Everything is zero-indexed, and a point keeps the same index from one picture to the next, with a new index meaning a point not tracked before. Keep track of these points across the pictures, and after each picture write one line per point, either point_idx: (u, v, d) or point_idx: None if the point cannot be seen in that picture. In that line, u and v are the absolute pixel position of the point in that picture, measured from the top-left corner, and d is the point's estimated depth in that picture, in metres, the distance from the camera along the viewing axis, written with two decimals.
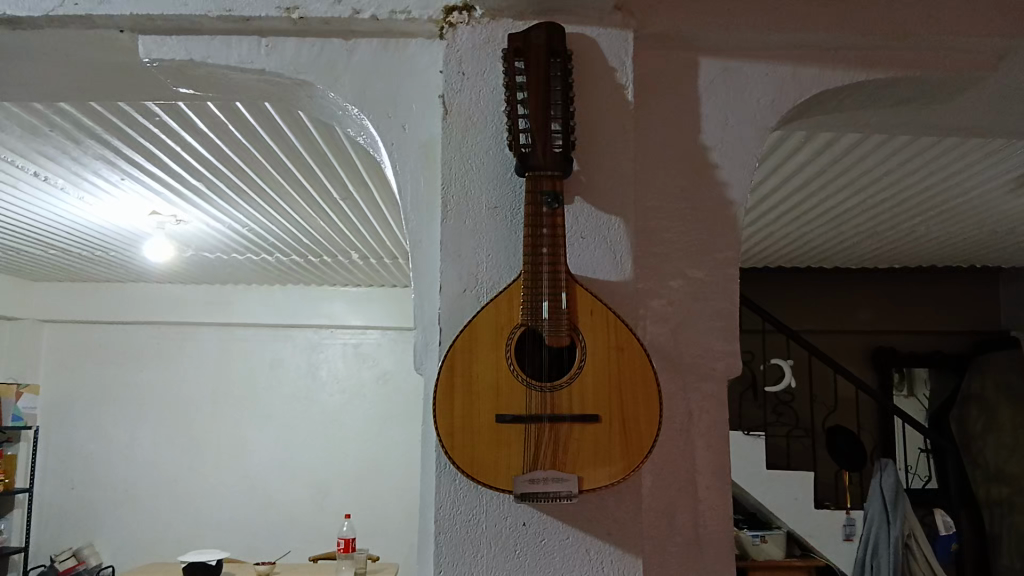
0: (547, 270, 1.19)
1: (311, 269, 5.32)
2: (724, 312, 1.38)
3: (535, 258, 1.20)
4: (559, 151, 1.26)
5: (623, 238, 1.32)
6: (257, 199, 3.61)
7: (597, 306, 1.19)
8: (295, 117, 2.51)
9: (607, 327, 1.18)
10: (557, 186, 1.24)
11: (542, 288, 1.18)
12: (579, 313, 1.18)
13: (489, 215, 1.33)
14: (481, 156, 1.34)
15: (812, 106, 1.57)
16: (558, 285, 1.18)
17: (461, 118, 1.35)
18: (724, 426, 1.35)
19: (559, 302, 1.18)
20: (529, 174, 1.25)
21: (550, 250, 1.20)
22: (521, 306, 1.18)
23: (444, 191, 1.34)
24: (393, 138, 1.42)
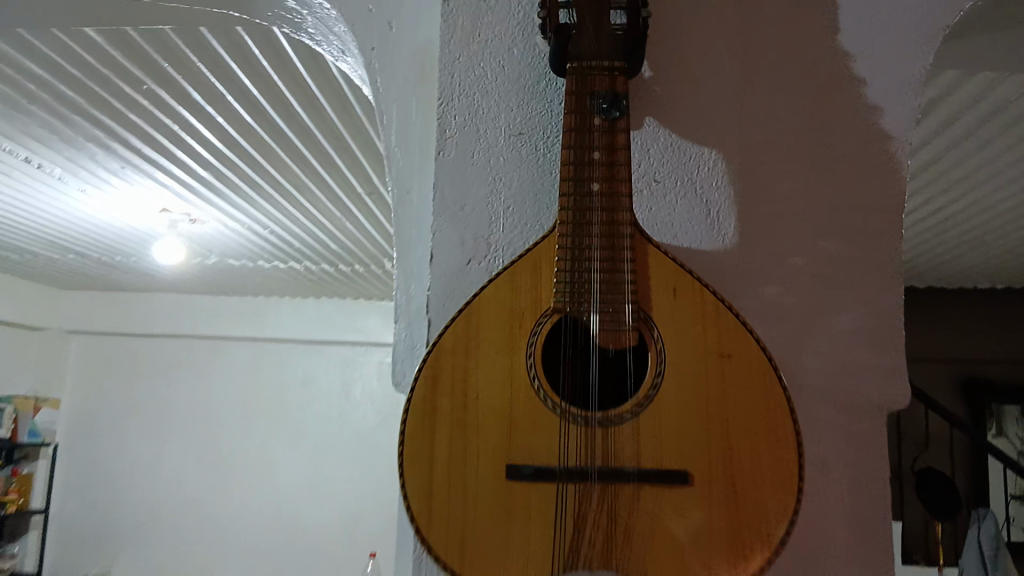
0: (599, 219, 0.72)
1: (343, 280, 4.91)
2: (883, 306, 0.87)
3: (579, 202, 0.72)
4: (621, 36, 0.76)
5: (722, 184, 0.86)
6: (275, 194, 3.21)
7: (685, 280, 0.70)
8: (311, 92, 2.08)
9: (704, 316, 0.69)
10: (619, 86, 0.75)
11: (591, 251, 0.71)
12: (655, 291, 0.70)
13: (512, 145, 0.85)
14: (501, 56, 0.87)
15: (1012, 17, 1.04)
16: (618, 246, 0.71)
17: (469, 3, 0.89)
18: (885, 491, 0.83)
19: (618, 273, 0.70)
20: (571, 68, 0.76)
21: (606, 188, 0.72)
22: (555, 281, 0.70)
23: (441, 110, 0.87)
24: (374, 40, 0.96)
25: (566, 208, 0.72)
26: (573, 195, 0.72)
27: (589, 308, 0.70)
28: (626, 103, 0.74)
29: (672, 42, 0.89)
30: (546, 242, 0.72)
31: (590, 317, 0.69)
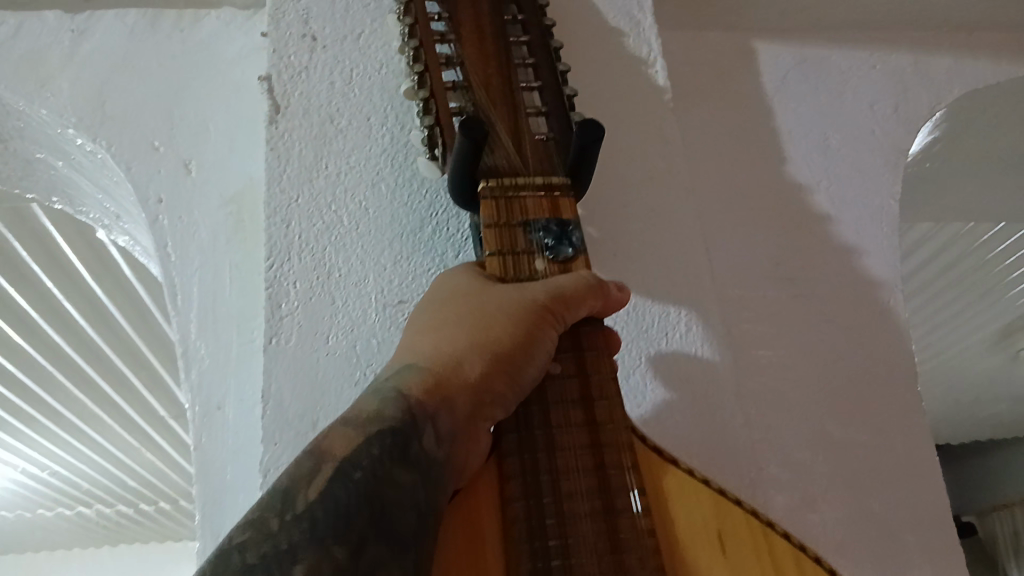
0: (577, 421, 0.43)
1: (157, 534, 4.09)
2: (923, 501, 0.63)
3: (539, 396, 0.44)
4: (552, 147, 0.54)
5: (714, 365, 0.60)
6: (50, 430, 2.54)
7: (739, 520, 0.40)
8: (94, 298, 1.67)
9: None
10: (564, 209, 0.50)
11: (572, 479, 0.41)
12: (691, 545, 0.39)
13: (389, 319, 0.55)
14: (363, 198, 0.59)
15: (947, 151, 0.92)
16: (616, 468, 0.41)
17: (312, 122, 0.61)
18: None
19: (626, 517, 0.40)
20: (487, 188, 0.50)
21: (575, 369, 0.45)
22: (517, 539, 0.39)
23: (272, 275, 0.55)
24: (165, 191, 0.66)
25: (517, 407, 0.43)
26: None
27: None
28: (578, 235, 0.49)
29: (606, 171, 0.67)
30: (492, 473, 0.41)
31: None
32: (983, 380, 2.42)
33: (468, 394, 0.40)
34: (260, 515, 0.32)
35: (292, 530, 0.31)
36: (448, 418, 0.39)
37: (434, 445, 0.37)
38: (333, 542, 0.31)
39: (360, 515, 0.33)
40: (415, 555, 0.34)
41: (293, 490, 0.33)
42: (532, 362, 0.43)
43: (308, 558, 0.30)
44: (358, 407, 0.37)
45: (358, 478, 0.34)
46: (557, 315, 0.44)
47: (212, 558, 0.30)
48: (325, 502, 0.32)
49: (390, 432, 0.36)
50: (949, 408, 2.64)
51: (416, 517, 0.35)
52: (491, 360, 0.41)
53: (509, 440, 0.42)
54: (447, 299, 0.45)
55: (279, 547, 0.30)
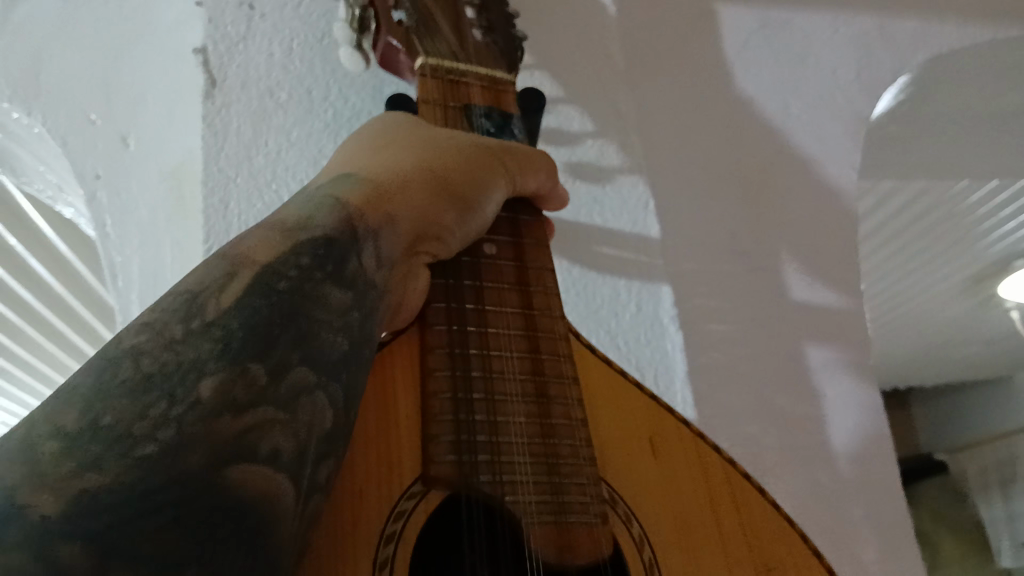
0: (514, 303, 0.41)
1: None
2: (872, 473, 0.64)
3: (473, 272, 0.41)
4: (496, 52, 0.52)
5: (673, 343, 0.60)
6: None
7: (673, 428, 0.41)
8: None
9: (712, 497, 0.39)
10: (506, 102, 0.49)
11: (506, 358, 0.38)
12: (623, 447, 0.39)
13: None
14: (304, 177, 0.58)
15: (912, 114, 0.91)
16: (552, 357, 0.40)
17: (249, 95, 0.59)
18: None
19: (559, 405, 0.38)
20: (426, 68, 0.49)
21: (511, 257, 0.43)
22: (440, 411, 0.34)
23: None
24: (102, 165, 0.64)
25: (447, 276, 0.40)
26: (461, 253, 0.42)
27: (516, 475, 0.34)
28: (519, 128, 0.48)
29: (560, 144, 0.65)
30: (415, 337, 0.37)
31: (516, 494, 0.34)
32: (954, 326, 2.46)
33: (413, 220, 0.36)
34: (162, 319, 0.24)
35: (201, 343, 0.24)
36: (393, 240, 0.34)
37: (373, 265, 0.32)
38: (249, 362, 0.24)
39: (283, 336, 0.26)
40: (342, 390, 0.28)
41: (203, 295, 0.25)
42: (478, 209, 0.40)
43: (219, 372, 0.23)
44: (285, 215, 0.30)
45: (284, 289, 0.27)
46: (510, 168, 0.43)
47: (93, 366, 0.23)
48: (244, 316, 0.25)
49: (330, 244, 0.29)
50: (918, 354, 2.70)
51: (348, 343, 0.29)
52: (441, 189, 0.38)
53: (439, 312, 0.38)
54: (388, 132, 0.40)
55: (183, 358, 0.23)
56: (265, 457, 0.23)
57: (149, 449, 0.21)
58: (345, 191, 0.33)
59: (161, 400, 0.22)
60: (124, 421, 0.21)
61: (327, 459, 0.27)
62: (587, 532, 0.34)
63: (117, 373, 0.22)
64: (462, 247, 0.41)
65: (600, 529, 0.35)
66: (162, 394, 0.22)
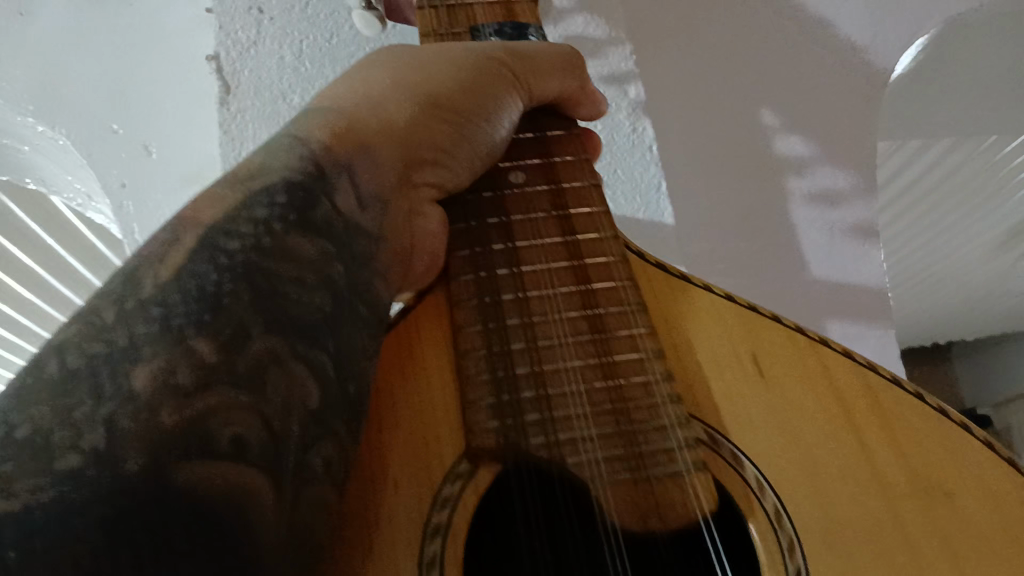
0: (553, 234, 0.40)
1: None
2: None
3: (498, 208, 0.41)
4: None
5: None
6: None
7: (773, 336, 0.38)
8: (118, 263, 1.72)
9: (841, 407, 0.36)
10: (519, 16, 0.50)
11: (547, 296, 0.38)
12: (718, 368, 0.37)
13: None
14: None
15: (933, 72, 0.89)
16: (604, 284, 0.39)
17: (263, 99, 0.60)
18: None
19: (619, 342, 0.37)
20: (425, 1, 0.49)
21: (546, 179, 0.43)
22: (475, 374, 0.35)
23: None
24: (127, 176, 0.66)
25: (469, 216, 0.40)
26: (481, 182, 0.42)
27: (574, 429, 0.34)
28: (535, 35, 0.49)
29: None
30: (440, 300, 0.38)
31: (580, 448, 0.33)
32: (994, 278, 2.39)
33: (397, 146, 0.37)
34: (93, 304, 0.25)
35: (139, 323, 0.25)
36: (372, 167, 0.36)
37: (342, 203, 0.33)
38: (193, 334, 0.25)
39: (236, 296, 0.27)
40: (327, 350, 0.30)
41: (142, 268, 0.27)
42: (477, 125, 0.41)
43: (154, 360, 0.24)
44: (246, 163, 0.32)
45: (233, 251, 0.28)
46: (522, 78, 0.43)
47: (32, 360, 0.24)
48: (188, 287, 0.26)
49: (297, 193, 0.31)
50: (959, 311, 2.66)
51: (332, 301, 0.30)
52: (422, 110, 0.39)
53: (460, 264, 0.38)
54: (384, 60, 0.41)
55: (114, 345, 0.24)
56: (224, 444, 0.25)
57: (74, 454, 0.21)
58: (307, 124, 0.35)
59: (89, 400, 0.23)
60: (50, 425, 0.22)
61: (316, 423, 0.28)
62: (676, 479, 0.33)
63: (40, 367, 0.23)
64: (471, 178, 0.41)
65: (681, 456, 0.34)
66: (94, 385, 0.23)
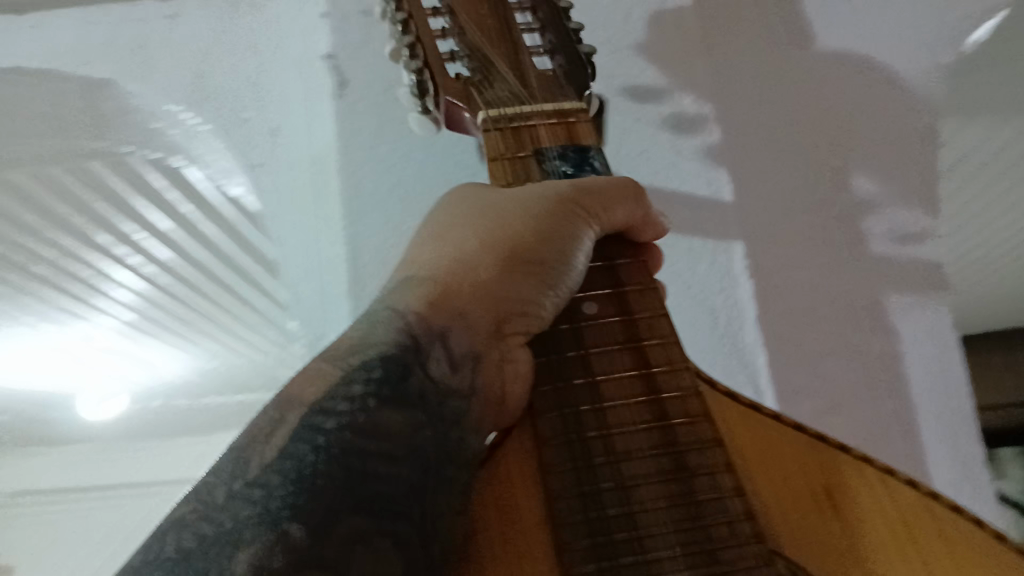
0: (628, 370, 0.37)
1: None
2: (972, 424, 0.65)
3: (574, 345, 0.38)
4: (561, 82, 0.50)
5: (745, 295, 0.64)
6: None
7: (848, 471, 0.35)
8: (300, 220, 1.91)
9: (941, 553, 0.32)
10: (580, 134, 0.46)
11: (626, 449, 0.35)
12: (807, 518, 0.33)
13: None
14: (420, 165, 0.68)
15: None
16: (682, 419, 0.36)
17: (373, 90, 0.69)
18: None
19: (709, 506, 0.33)
20: (488, 121, 0.46)
21: (616, 310, 0.39)
22: (567, 567, 0.31)
23: (353, 238, 0.64)
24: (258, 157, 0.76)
25: (549, 358, 0.37)
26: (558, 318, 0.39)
27: None
28: (598, 160, 0.45)
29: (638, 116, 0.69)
30: (522, 459, 0.35)
31: None
32: None
33: (478, 317, 0.36)
34: (209, 481, 0.28)
35: (241, 504, 0.27)
36: (460, 339, 0.35)
37: (440, 369, 0.34)
38: (293, 518, 0.26)
39: (327, 478, 0.28)
40: (416, 519, 0.29)
41: (251, 448, 0.29)
42: (554, 267, 0.38)
43: (256, 542, 0.25)
44: (345, 338, 0.34)
45: (329, 431, 0.29)
46: (590, 210, 0.40)
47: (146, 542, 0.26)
48: (293, 455, 0.28)
49: (385, 353, 0.33)
50: None
51: (415, 473, 0.30)
52: (491, 265, 0.37)
53: (540, 411, 0.36)
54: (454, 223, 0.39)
55: (221, 527, 0.26)
56: None
57: None
58: (403, 295, 0.36)
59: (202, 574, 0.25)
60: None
61: None
62: None
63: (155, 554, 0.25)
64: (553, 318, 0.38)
65: None
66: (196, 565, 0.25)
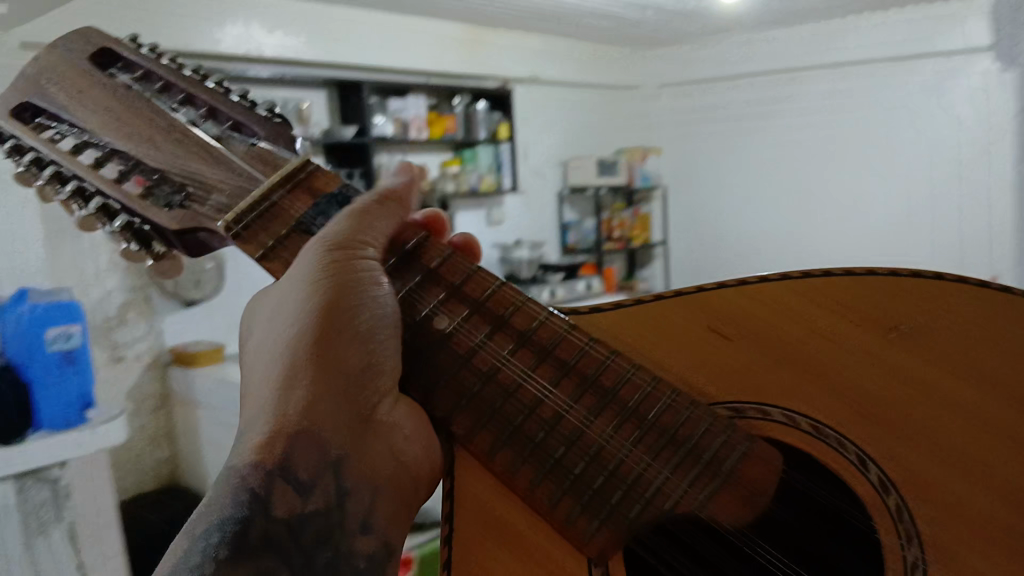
0: (508, 345, 0.38)
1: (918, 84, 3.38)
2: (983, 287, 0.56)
3: (452, 356, 0.38)
4: (270, 148, 0.46)
5: None
6: None
7: (721, 300, 0.40)
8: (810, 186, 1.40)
9: (825, 312, 0.39)
10: (323, 187, 0.45)
11: (547, 402, 0.36)
12: (709, 356, 0.38)
13: None
14: None
15: None
16: (574, 356, 0.38)
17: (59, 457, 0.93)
18: None
19: (631, 400, 0.36)
20: (233, 222, 0.42)
21: (463, 308, 0.40)
22: (570, 526, 0.33)
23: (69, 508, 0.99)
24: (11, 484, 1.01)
25: (433, 385, 0.37)
26: (406, 358, 0.38)
27: (667, 491, 0.34)
28: (354, 199, 0.45)
29: None
30: (474, 465, 0.35)
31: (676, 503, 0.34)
32: None
33: (334, 400, 0.36)
34: None
35: None
36: (314, 459, 0.34)
37: (302, 492, 0.34)
38: None
39: None
40: None
41: None
42: (371, 313, 0.37)
43: None
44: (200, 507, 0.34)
45: None
46: (356, 250, 0.39)
47: None
48: None
49: (237, 524, 0.33)
50: None
51: None
52: (307, 351, 0.36)
53: (460, 422, 0.36)
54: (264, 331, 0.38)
55: None
56: None
57: None
58: (236, 451, 0.35)
59: None
60: None
61: None
62: (749, 462, 0.36)
63: None
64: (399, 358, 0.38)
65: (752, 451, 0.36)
66: None
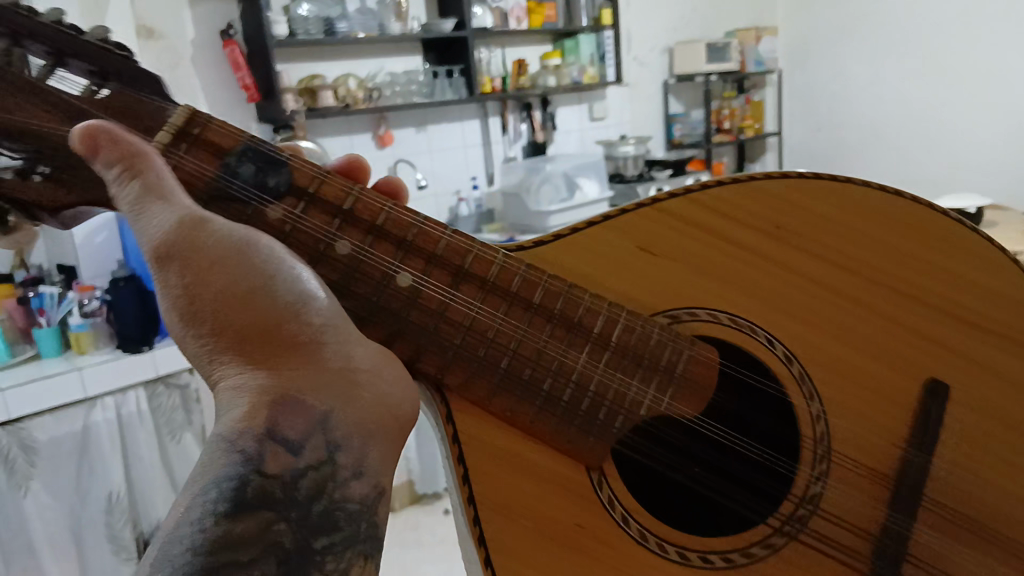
0: (474, 295, 0.40)
1: None
2: None
3: (427, 313, 0.39)
4: (134, 95, 0.39)
5: None
6: None
7: (651, 222, 0.44)
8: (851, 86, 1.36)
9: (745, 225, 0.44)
10: (217, 139, 0.39)
11: (526, 339, 0.40)
12: (653, 278, 0.43)
13: None
14: None
15: None
16: (535, 294, 0.41)
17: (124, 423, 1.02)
18: None
19: (591, 327, 0.41)
20: None
21: (416, 259, 0.40)
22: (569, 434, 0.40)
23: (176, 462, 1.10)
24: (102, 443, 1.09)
25: (417, 337, 0.39)
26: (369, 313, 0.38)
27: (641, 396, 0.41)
28: (257, 149, 0.40)
29: None
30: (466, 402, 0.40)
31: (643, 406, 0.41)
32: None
33: (300, 369, 0.34)
34: None
35: None
36: (300, 416, 0.34)
37: (288, 453, 0.33)
38: None
39: None
40: None
41: None
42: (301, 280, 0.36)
43: None
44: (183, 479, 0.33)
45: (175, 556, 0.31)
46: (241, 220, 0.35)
47: None
48: None
49: (232, 489, 0.32)
50: None
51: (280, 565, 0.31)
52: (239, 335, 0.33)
53: (450, 375, 0.39)
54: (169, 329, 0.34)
55: None
56: None
57: None
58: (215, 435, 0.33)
59: None
60: None
61: None
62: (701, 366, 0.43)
63: None
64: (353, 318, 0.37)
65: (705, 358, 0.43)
66: None
